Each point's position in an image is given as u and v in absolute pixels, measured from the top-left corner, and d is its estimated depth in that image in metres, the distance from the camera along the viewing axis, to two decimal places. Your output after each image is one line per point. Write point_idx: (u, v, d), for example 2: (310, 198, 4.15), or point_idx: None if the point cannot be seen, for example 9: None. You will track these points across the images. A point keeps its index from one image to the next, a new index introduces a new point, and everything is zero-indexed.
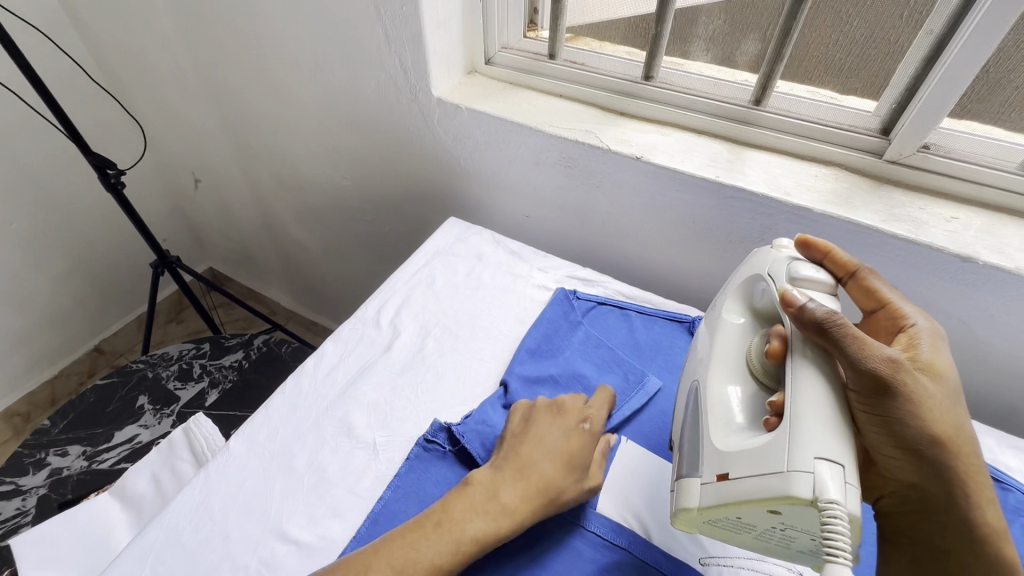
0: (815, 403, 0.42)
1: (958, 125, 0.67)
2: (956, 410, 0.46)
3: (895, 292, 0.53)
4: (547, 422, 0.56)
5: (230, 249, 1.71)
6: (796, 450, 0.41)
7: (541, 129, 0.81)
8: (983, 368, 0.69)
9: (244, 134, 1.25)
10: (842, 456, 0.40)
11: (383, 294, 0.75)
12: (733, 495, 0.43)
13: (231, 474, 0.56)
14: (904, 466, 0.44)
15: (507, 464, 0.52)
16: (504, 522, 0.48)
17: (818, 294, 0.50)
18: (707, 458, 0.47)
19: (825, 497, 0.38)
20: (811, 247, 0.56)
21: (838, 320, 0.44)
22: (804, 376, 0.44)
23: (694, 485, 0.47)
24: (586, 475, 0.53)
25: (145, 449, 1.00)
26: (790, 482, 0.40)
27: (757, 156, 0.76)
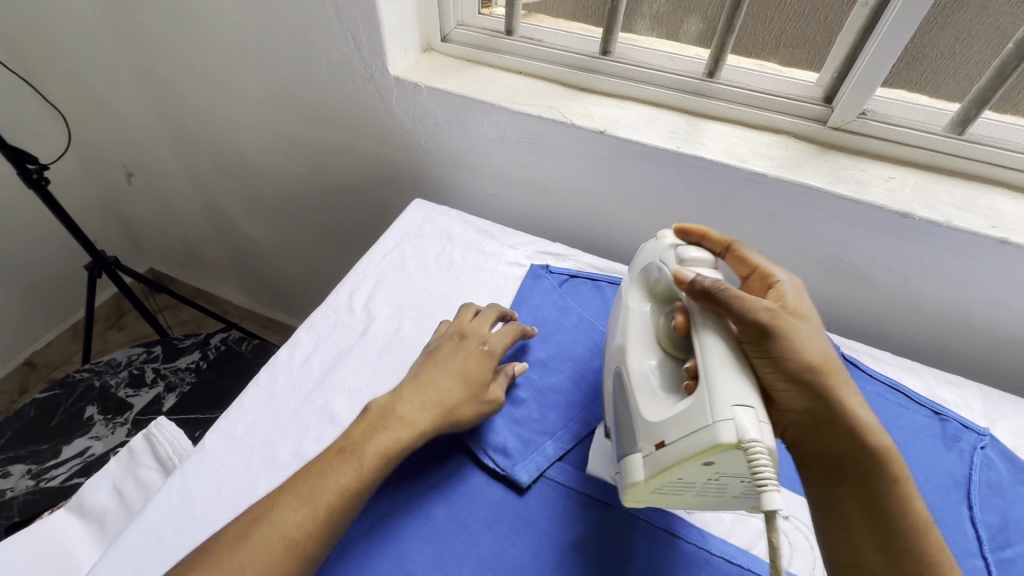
0: (718, 356, 0.47)
1: (891, 93, 0.73)
2: (825, 345, 0.51)
3: (762, 257, 0.59)
4: (448, 345, 0.60)
5: (171, 246, 1.60)
6: (716, 403, 0.44)
7: (503, 106, 0.81)
8: (920, 314, 0.76)
9: (183, 123, 1.17)
10: (751, 398, 0.44)
11: (353, 279, 0.73)
12: (670, 458, 0.45)
13: (211, 473, 0.54)
14: (797, 400, 0.49)
15: (410, 385, 0.56)
16: (405, 434, 0.52)
17: (704, 266, 0.56)
18: (641, 432, 0.49)
19: (747, 438, 0.41)
20: (685, 233, 0.62)
21: (721, 286, 0.50)
22: (704, 337, 0.49)
23: (636, 458, 0.48)
24: (485, 392, 0.59)
25: (100, 460, 0.93)
26: (717, 432, 0.42)
27: (713, 127, 0.79)
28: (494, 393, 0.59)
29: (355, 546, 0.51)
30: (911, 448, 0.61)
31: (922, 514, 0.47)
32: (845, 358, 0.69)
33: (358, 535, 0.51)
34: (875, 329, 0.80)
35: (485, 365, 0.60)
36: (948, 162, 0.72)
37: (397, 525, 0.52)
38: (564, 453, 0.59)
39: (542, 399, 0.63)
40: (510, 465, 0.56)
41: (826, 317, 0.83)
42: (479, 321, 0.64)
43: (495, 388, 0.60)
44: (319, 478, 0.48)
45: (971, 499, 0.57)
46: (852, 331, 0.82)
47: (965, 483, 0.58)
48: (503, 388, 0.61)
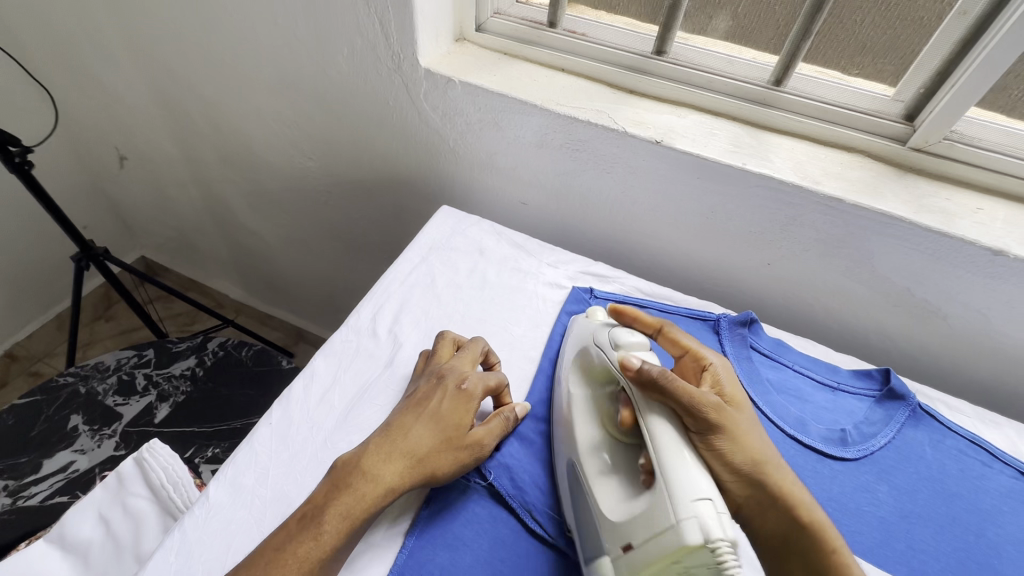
0: (672, 448, 0.43)
1: (982, 114, 0.66)
2: (760, 432, 0.50)
3: (693, 340, 0.57)
4: (424, 387, 0.52)
5: (165, 236, 1.51)
6: (676, 499, 0.40)
7: (547, 107, 0.72)
8: (995, 357, 0.69)
9: (182, 107, 1.07)
10: (710, 489, 0.40)
11: (377, 298, 0.65)
12: (639, 564, 0.40)
13: (215, 532, 0.46)
14: (740, 488, 0.47)
15: (379, 435, 0.48)
16: (372, 497, 0.45)
17: (642, 351, 0.52)
18: (605, 532, 0.44)
19: (713, 537, 0.38)
20: (615, 312, 0.60)
21: (669, 376, 0.47)
22: (657, 427, 0.45)
23: (605, 562, 0.43)
24: (465, 438, 0.50)
25: (84, 479, 0.85)
26: (682, 532, 0.38)
27: (778, 141, 0.71)
28: (476, 438, 0.50)
29: None
30: (1000, 514, 0.55)
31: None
32: (922, 407, 0.62)
33: None
34: (940, 369, 0.74)
35: (467, 406, 0.51)
36: None
37: None
38: None
39: None
40: (557, 533, 0.49)
41: (886, 353, 0.77)
42: (461, 355, 0.55)
43: (480, 433, 0.51)
44: (277, 551, 0.41)
45: None
46: (913, 370, 0.76)
47: None
48: (496, 433, 0.52)
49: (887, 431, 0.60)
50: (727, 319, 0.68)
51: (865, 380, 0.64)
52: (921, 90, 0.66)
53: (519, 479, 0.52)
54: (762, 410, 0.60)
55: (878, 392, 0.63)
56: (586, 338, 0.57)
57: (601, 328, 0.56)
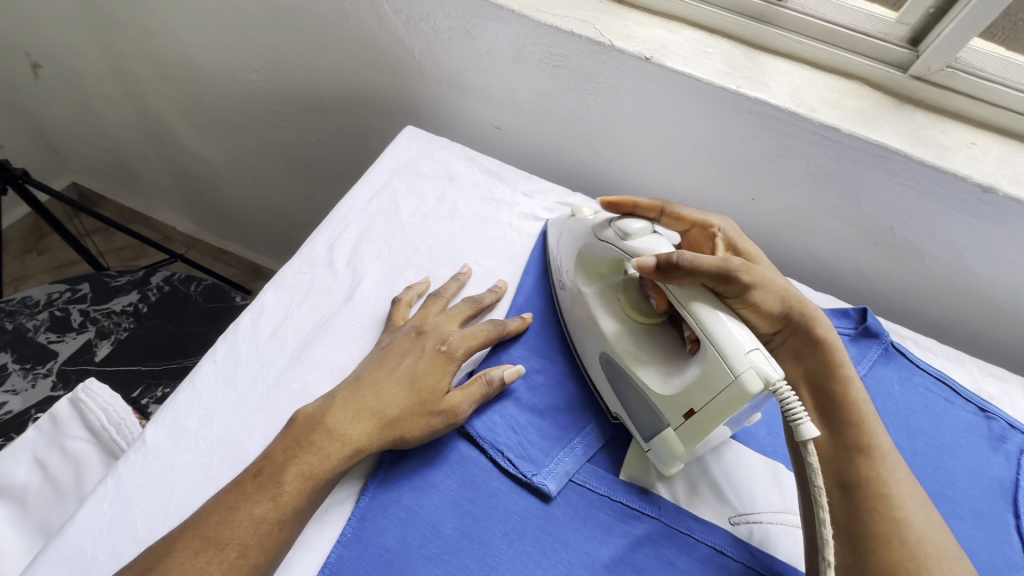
0: (712, 317, 0.43)
1: (982, 43, 0.62)
2: (782, 277, 0.50)
3: (695, 210, 0.57)
4: (399, 345, 0.48)
5: (98, 160, 1.36)
6: (729, 361, 0.41)
7: (526, 14, 0.64)
8: (965, 298, 0.70)
9: (99, 1, 0.92)
10: (751, 338, 0.42)
11: (334, 226, 0.59)
12: (707, 423, 0.42)
13: (155, 479, 0.42)
14: (765, 320, 0.49)
15: (345, 389, 0.45)
16: (338, 453, 0.41)
17: (648, 237, 0.49)
18: (662, 405, 0.46)
19: (773, 379, 0.40)
20: (614, 203, 0.57)
21: (696, 261, 0.44)
22: (701, 309, 0.44)
23: (667, 432, 0.45)
24: (439, 401, 0.46)
25: (18, 421, 0.78)
26: (744, 385, 0.40)
27: (776, 64, 0.66)
28: (450, 402, 0.46)
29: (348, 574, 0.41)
30: (957, 447, 0.56)
31: (863, 398, 0.46)
32: (893, 346, 0.62)
33: (351, 559, 0.41)
34: (910, 310, 0.75)
35: (445, 369, 0.47)
36: None
37: (398, 546, 0.42)
38: (592, 453, 0.49)
39: (569, 384, 0.53)
40: (532, 470, 0.46)
41: (859, 293, 0.76)
42: (443, 316, 0.51)
43: (455, 397, 0.46)
44: (227, 510, 0.37)
45: (1018, 507, 0.53)
46: (884, 310, 0.76)
47: (1011, 489, 0.54)
48: (473, 397, 0.47)
49: (859, 368, 0.60)
50: None
51: (841, 319, 0.63)
52: (931, 10, 0.61)
53: (490, 418, 0.49)
54: None
55: (853, 330, 0.62)
56: (587, 235, 0.54)
57: (603, 223, 0.53)
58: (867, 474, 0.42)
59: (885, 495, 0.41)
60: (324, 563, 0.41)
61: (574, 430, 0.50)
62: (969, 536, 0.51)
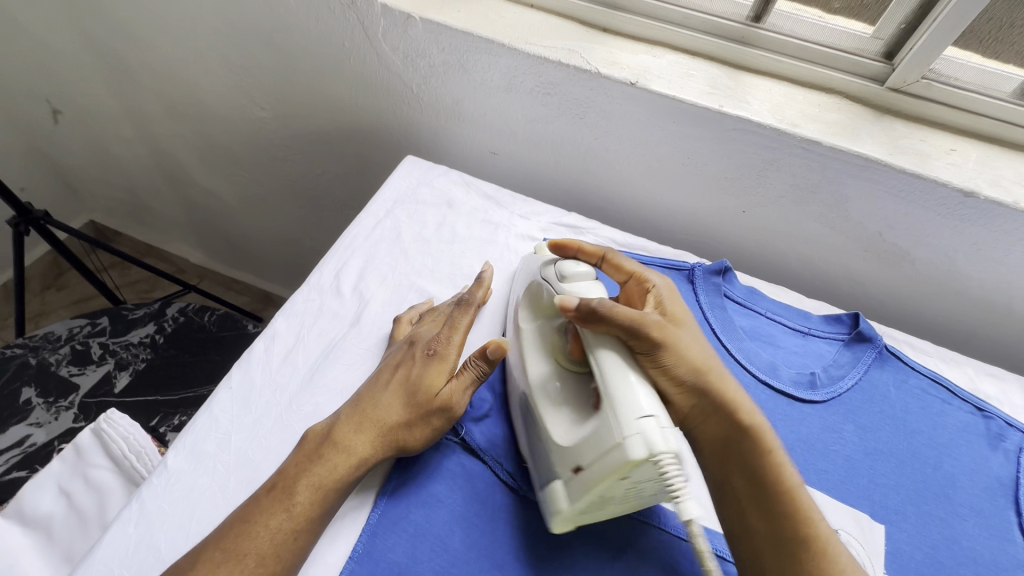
0: (615, 370, 0.42)
1: (956, 53, 0.64)
2: (702, 347, 0.49)
3: (637, 263, 0.56)
4: (394, 356, 0.51)
5: (114, 198, 1.41)
6: (619, 418, 0.39)
7: (516, 46, 0.67)
8: (957, 299, 0.71)
9: (116, 51, 0.97)
10: (653, 406, 0.40)
11: (340, 255, 0.62)
12: (587, 483, 0.40)
13: (176, 501, 0.44)
14: (682, 396, 0.47)
15: (349, 404, 0.47)
16: (344, 464, 0.43)
17: (586, 282, 0.51)
18: (557, 459, 0.44)
19: (656, 451, 0.37)
20: (558, 248, 0.59)
21: (608, 308, 0.45)
22: (605, 356, 0.44)
23: (556, 485, 0.44)
24: (435, 399, 0.47)
25: (42, 453, 0.81)
26: (626, 449, 0.38)
27: (757, 83, 0.69)
28: (446, 397, 0.48)
29: None
30: (956, 448, 0.57)
31: (794, 479, 0.45)
32: (888, 349, 0.63)
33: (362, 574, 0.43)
34: (906, 313, 0.76)
35: (440, 367, 0.49)
36: (1014, 133, 0.64)
37: (409, 559, 0.44)
38: None
39: None
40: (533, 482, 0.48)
41: (854, 298, 0.77)
42: (432, 321, 0.54)
43: (448, 391, 0.48)
44: (244, 523, 0.39)
45: (1019, 505, 0.54)
46: (880, 314, 0.78)
47: (1012, 486, 0.55)
48: (464, 388, 0.48)
49: (854, 373, 0.61)
50: (702, 269, 0.67)
51: (834, 325, 0.65)
52: (903, 25, 0.63)
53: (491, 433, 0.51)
54: (733, 357, 0.61)
55: (847, 335, 0.64)
56: (535, 271, 0.56)
57: (549, 263, 0.55)
58: (810, 572, 0.41)
59: None
60: None
61: None
62: (970, 536, 0.52)
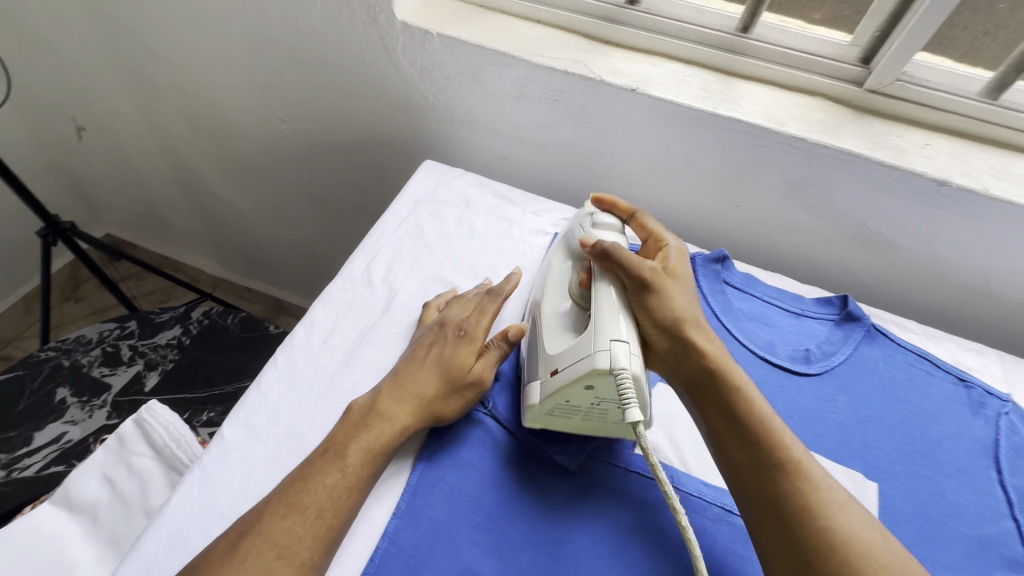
0: (609, 301, 0.51)
1: (927, 57, 0.71)
2: (690, 301, 0.55)
3: (660, 227, 0.63)
4: (426, 337, 0.56)
5: (132, 211, 1.47)
6: (597, 336, 0.47)
7: (526, 58, 0.74)
8: (940, 283, 0.76)
9: (144, 70, 1.03)
10: (629, 336, 0.48)
11: (368, 249, 0.67)
12: (557, 385, 0.48)
13: (234, 467, 0.49)
14: (664, 340, 0.53)
15: (388, 379, 0.52)
16: (388, 431, 0.48)
17: (611, 231, 0.59)
18: (540, 364, 0.52)
19: (617, 366, 0.45)
20: (598, 201, 0.66)
21: (614, 247, 0.54)
22: (601, 286, 0.53)
23: (533, 385, 0.51)
24: (467, 376, 0.53)
25: (79, 448, 0.85)
26: (595, 359, 0.46)
27: (747, 88, 0.75)
28: (477, 373, 0.53)
29: (405, 540, 0.46)
30: (940, 414, 0.62)
31: (768, 411, 0.47)
32: (876, 327, 0.68)
33: (406, 528, 0.47)
34: (894, 297, 0.81)
35: (469, 347, 0.54)
36: (982, 128, 0.71)
37: (448, 516, 0.48)
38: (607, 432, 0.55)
39: None
40: (556, 447, 0.53)
41: (844, 285, 0.83)
42: (456, 304, 0.59)
43: (478, 367, 0.54)
44: (304, 482, 0.44)
45: (999, 463, 0.58)
46: (869, 300, 0.83)
47: (992, 447, 0.60)
48: (491, 364, 0.55)
49: (845, 349, 0.66)
50: (702, 258, 0.72)
51: (826, 307, 0.70)
52: (876, 33, 0.70)
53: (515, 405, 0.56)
54: (733, 335, 0.66)
55: (838, 316, 0.69)
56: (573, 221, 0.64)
57: (584, 211, 0.63)
58: (788, 491, 0.43)
59: (805, 507, 0.42)
60: (382, 532, 0.47)
61: None
62: (956, 491, 0.56)
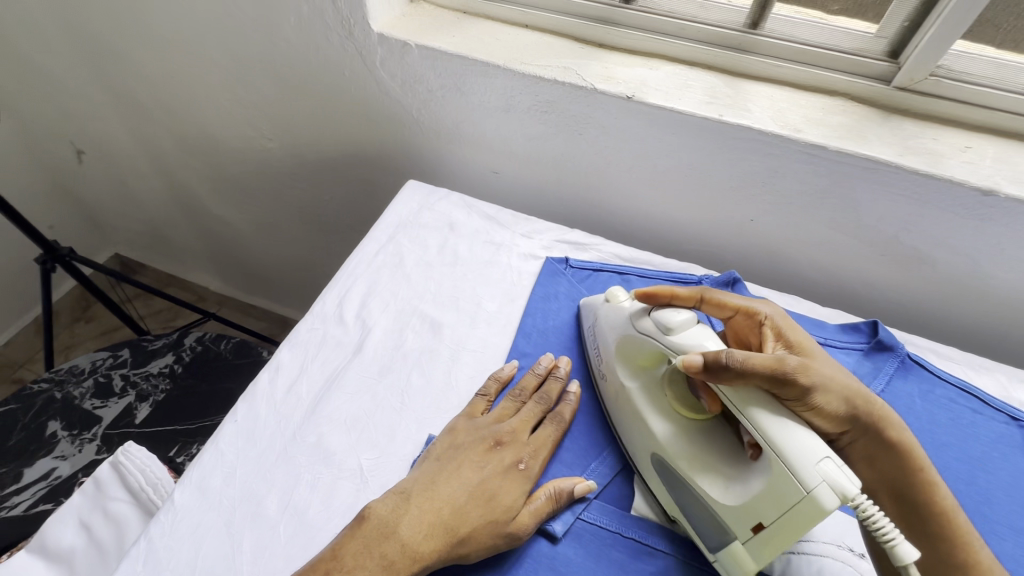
0: (770, 426, 0.40)
1: (968, 47, 0.61)
2: (841, 370, 0.45)
3: (738, 295, 0.52)
4: (473, 454, 0.47)
5: (137, 231, 1.46)
6: (799, 475, 0.37)
7: (509, 67, 0.68)
8: (985, 302, 0.68)
9: (132, 92, 1.01)
10: (823, 446, 0.38)
11: (342, 283, 0.62)
12: (778, 542, 0.39)
13: (183, 538, 0.45)
14: (833, 424, 0.43)
15: (415, 489, 0.45)
16: (403, 563, 0.41)
17: (693, 330, 0.47)
18: (727, 520, 0.42)
19: (852, 495, 0.36)
20: (646, 296, 0.52)
21: (749, 359, 0.41)
22: (756, 417, 0.40)
23: (733, 546, 0.42)
24: (511, 522, 0.44)
25: (66, 485, 0.83)
26: (820, 502, 0.36)
27: (757, 89, 0.67)
28: (519, 522, 0.44)
29: None
30: (991, 461, 0.54)
31: (950, 502, 0.43)
32: (911, 357, 0.60)
33: None
34: (931, 317, 0.72)
35: (520, 486, 0.46)
36: None
37: None
38: (600, 491, 0.49)
39: (576, 420, 0.54)
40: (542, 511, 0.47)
41: (874, 304, 0.75)
42: (516, 419, 0.50)
43: (524, 514, 0.45)
44: None
45: None
46: (903, 320, 0.75)
47: None
48: (542, 514, 0.45)
49: (876, 384, 0.58)
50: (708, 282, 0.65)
51: (852, 335, 0.62)
52: (905, 23, 0.62)
53: None
54: None
55: (866, 345, 0.61)
56: (625, 325, 0.52)
57: (640, 313, 0.51)
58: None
59: None
60: None
61: (579, 467, 0.50)
62: (1013, 557, 0.48)
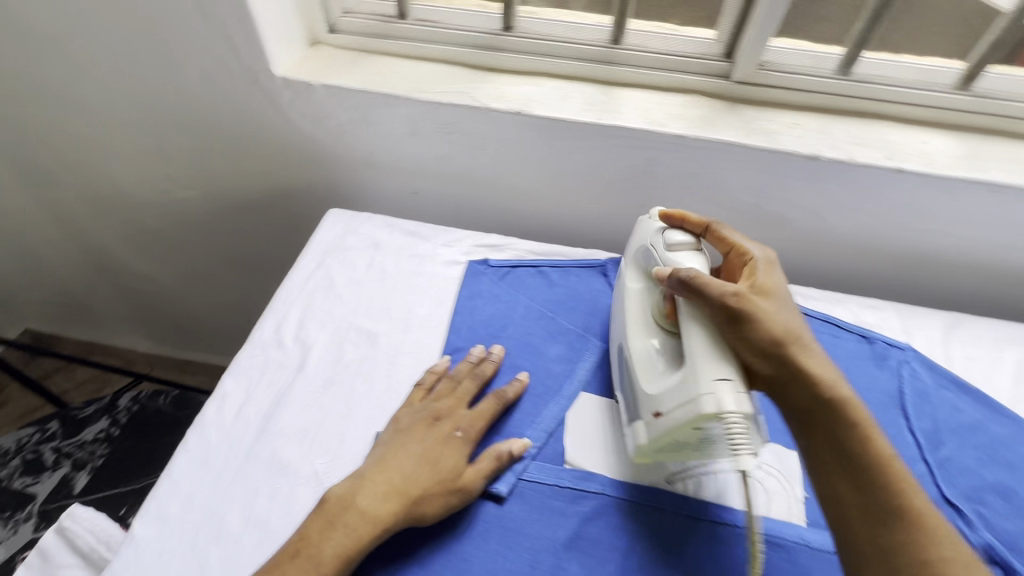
0: (699, 338, 0.49)
1: (781, 43, 0.75)
2: (793, 317, 0.51)
3: (741, 235, 0.59)
4: (417, 428, 0.53)
5: (49, 301, 1.39)
6: (699, 377, 0.46)
7: (410, 96, 0.75)
8: (836, 248, 0.81)
9: (32, 158, 0.99)
10: (731, 371, 0.47)
11: (277, 311, 0.66)
12: (666, 428, 0.48)
13: (149, 566, 0.47)
14: (768, 365, 0.48)
15: (370, 465, 0.50)
16: (362, 531, 0.46)
17: (687, 254, 0.56)
18: (643, 402, 0.52)
19: (725, 410, 0.44)
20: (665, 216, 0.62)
21: (703, 282, 0.50)
22: (689, 325, 0.50)
23: (638, 425, 0.52)
24: (457, 481, 0.50)
25: (4, 569, 0.78)
26: (701, 403, 0.45)
27: (628, 94, 0.78)
28: (465, 480, 0.50)
29: None
30: (850, 374, 0.65)
31: (888, 451, 0.46)
32: None
33: None
34: (800, 267, 0.85)
35: (461, 450, 0.52)
36: (842, 102, 0.76)
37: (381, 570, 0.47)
38: (538, 452, 0.55)
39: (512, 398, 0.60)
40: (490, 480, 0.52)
41: None
42: (452, 397, 0.56)
43: (468, 473, 0.51)
44: None
45: (905, 411, 0.62)
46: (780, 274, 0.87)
47: (899, 397, 0.63)
48: (484, 471, 0.51)
49: None
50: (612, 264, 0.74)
51: None
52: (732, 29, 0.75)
53: None
54: None
55: None
56: (641, 238, 0.62)
57: (654, 231, 0.60)
58: (899, 541, 0.43)
59: (926, 561, 0.42)
60: None
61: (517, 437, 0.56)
62: None
